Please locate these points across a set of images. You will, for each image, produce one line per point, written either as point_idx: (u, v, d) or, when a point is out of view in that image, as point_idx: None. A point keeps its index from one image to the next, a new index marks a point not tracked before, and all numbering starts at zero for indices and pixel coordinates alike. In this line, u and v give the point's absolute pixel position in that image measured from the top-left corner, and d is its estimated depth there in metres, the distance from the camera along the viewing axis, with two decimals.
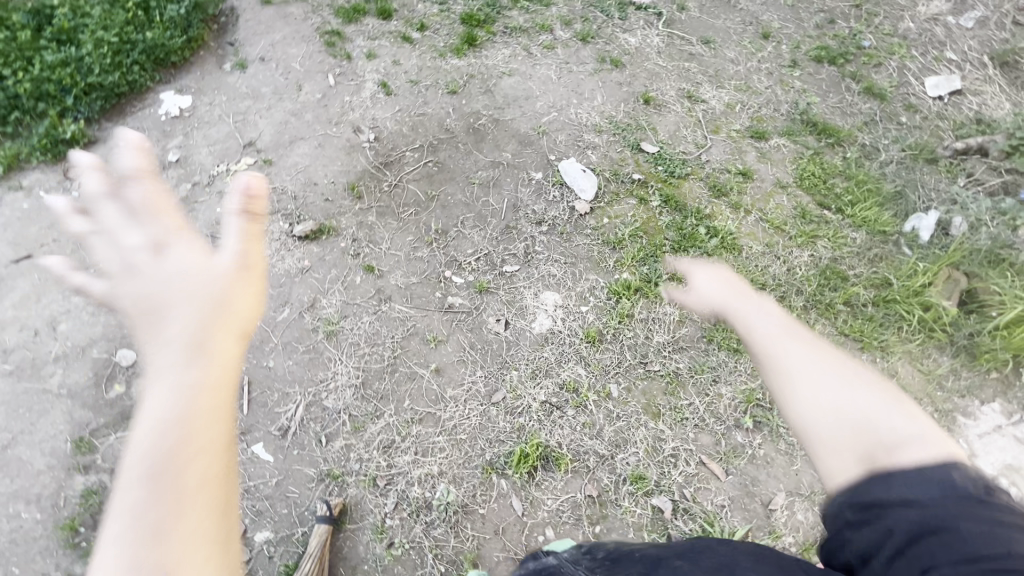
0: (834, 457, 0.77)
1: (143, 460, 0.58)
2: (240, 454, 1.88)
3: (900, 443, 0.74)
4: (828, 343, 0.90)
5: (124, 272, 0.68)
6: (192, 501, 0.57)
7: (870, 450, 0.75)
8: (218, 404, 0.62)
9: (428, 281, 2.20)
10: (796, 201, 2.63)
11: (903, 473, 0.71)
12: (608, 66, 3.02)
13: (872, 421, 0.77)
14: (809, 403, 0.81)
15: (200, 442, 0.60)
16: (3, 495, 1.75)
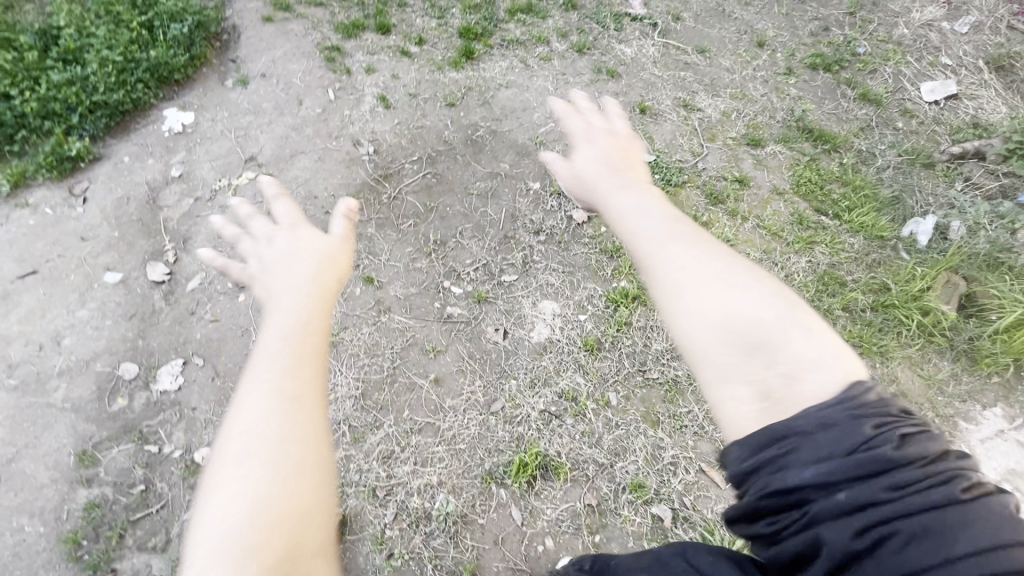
0: (724, 388, 0.73)
1: (259, 444, 0.68)
2: None
3: (794, 370, 0.70)
4: (715, 253, 0.82)
5: (264, 255, 0.94)
6: (307, 476, 0.69)
7: (757, 375, 0.72)
8: (317, 397, 0.75)
9: (427, 292, 2.22)
10: (793, 208, 2.64)
11: (818, 444, 0.64)
12: (605, 76, 3.05)
13: (764, 358, 0.71)
14: (689, 319, 0.76)
15: (306, 425, 0.72)
16: (7, 508, 1.76)
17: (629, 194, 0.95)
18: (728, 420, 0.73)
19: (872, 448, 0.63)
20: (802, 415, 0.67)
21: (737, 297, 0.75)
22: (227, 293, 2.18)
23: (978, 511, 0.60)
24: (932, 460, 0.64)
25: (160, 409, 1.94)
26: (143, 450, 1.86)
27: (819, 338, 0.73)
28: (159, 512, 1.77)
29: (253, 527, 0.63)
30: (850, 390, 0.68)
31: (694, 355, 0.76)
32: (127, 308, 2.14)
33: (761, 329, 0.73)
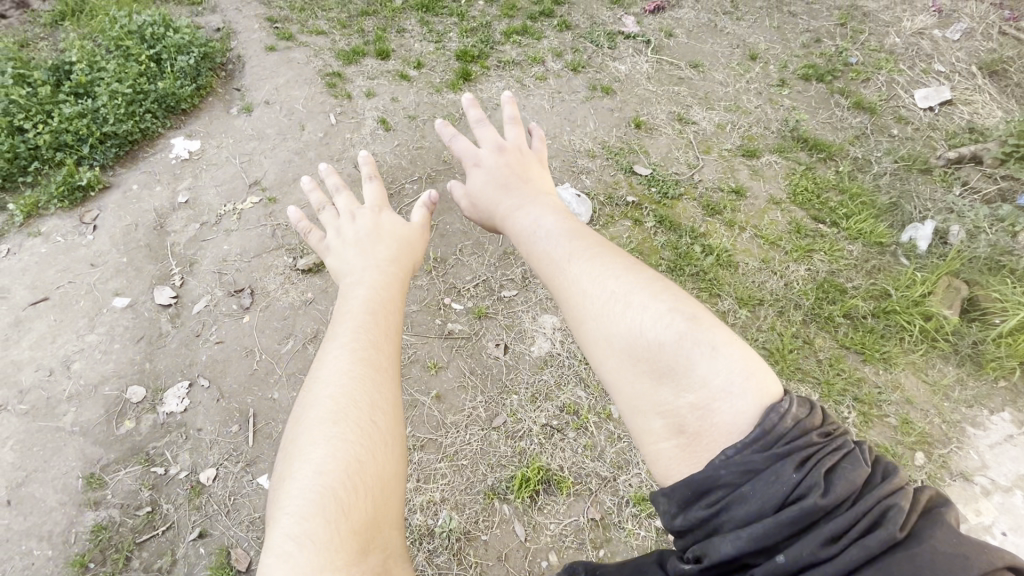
0: (640, 419, 0.92)
1: (349, 419, 0.90)
2: (244, 486, 1.86)
3: (704, 402, 0.85)
4: (621, 274, 1.03)
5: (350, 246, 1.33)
6: (387, 446, 0.91)
7: (660, 403, 0.89)
8: (392, 385, 0.99)
9: (428, 309, 2.25)
10: (790, 216, 2.65)
11: (748, 501, 0.77)
12: (599, 93, 3.11)
13: (672, 380, 0.88)
14: (594, 346, 0.99)
15: (385, 408, 0.94)
16: (16, 532, 1.78)
17: (518, 217, 1.30)
18: (654, 453, 0.90)
19: (799, 496, 0.75)
20: (715, 458, 0.82)
21: (630, 320, 0.95)
22: (233, 315, 2.22)
23: (924, 554, 0.67)
24: (858, 499, 0.75)
25: (166, 431, 1.96)
26: (149, 472, 1.88)
27: (719, 356, 0.87)
28: (164, 533, 1.78)
29: (346, 480, 0.83)
30: (765, 421, 0.80)
31: (612, 386, 0.96)
32: (135, 332, 2.19)
33: (652, 351, 0.91)
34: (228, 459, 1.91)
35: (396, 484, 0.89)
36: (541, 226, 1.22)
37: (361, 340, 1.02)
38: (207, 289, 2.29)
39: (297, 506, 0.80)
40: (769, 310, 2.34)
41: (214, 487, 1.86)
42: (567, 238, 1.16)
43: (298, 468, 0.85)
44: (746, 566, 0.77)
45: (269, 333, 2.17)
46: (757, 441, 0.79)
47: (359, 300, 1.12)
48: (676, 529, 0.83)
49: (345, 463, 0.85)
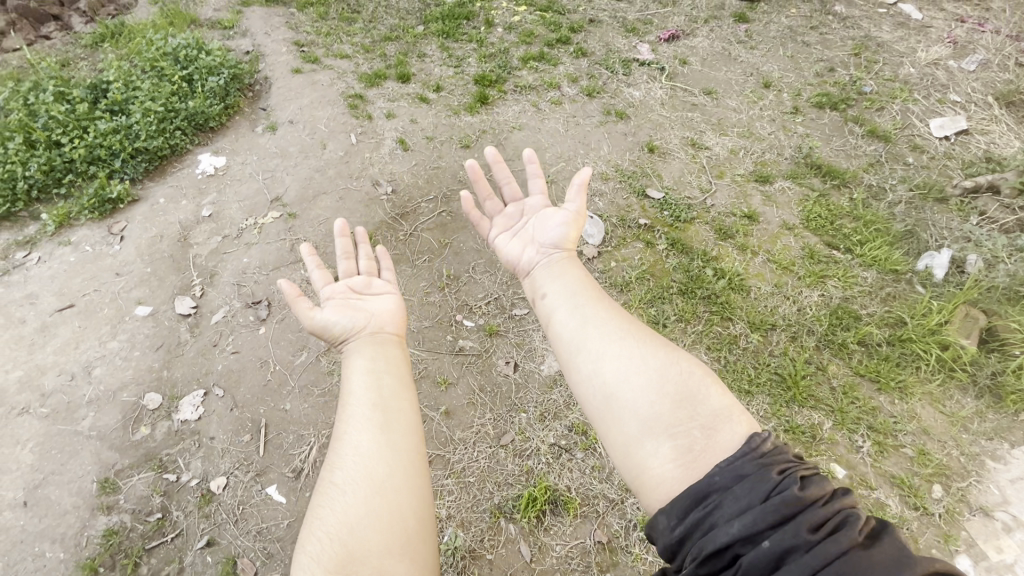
0: (646, 448, 1.04)
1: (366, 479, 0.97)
2: (253, 495, 1.87)
3: (709, 430, 1.02)
4: (634, 329, 1.22)
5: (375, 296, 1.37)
6: (396, 499, 0.96)
7: (671, 427, 1.03)
8: (410, 444, 1.05)
9: (440, 325, 2.28)
10: (803, 242, 2.65)
11: (737, 495, 0.91)
12: (614, 117, 3.18)
13: (672, 414, 1.05)
14: (592, 387, 1.16)
15: (392, 465, 1.00)
16: (30, 534, 1.81)
17: (539, 270, 1.48)
18: (649, 480, 1.02)
19: (780, 490, 0.89)
20: (712, 467, 0.97)
21: (641, 366, 1.12)
22: (249, 326, 2.26)
23: (878, 555, 0.80)
24: (828, 500, 0.89)
25: (180, 438, 2.00)
26: (161, 478, 1.91)
27: (715, 393, 1.09)
28: (173, 540, 1.79)
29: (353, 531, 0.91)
30: (751, 442, 0.99)
31: (613, 423, 1.10)
32: (155, 340, 2.24)
33: (670, 385, 1.08)
34: (239, 467, 1.93)
35: (415, 518, 0.96)
36: (557, 274, 1.44)
37: (377, 395, 1.10)
38: (226, 300, 2.35)
39: (317, 548, 0.91)
40: (781, 334, 2.33)
41: (224, 495, 1.87)
42: (587, 293, 1.36)
43: (321, 516, 0.95)
44: (735, 560, 0.87)
45: (284, 345, 2.21)
46: (747, 454, 0.97)
47: (371, 353, 1.21)
48: (677, 537, 0.94)
49: (366, 510, 0.94)
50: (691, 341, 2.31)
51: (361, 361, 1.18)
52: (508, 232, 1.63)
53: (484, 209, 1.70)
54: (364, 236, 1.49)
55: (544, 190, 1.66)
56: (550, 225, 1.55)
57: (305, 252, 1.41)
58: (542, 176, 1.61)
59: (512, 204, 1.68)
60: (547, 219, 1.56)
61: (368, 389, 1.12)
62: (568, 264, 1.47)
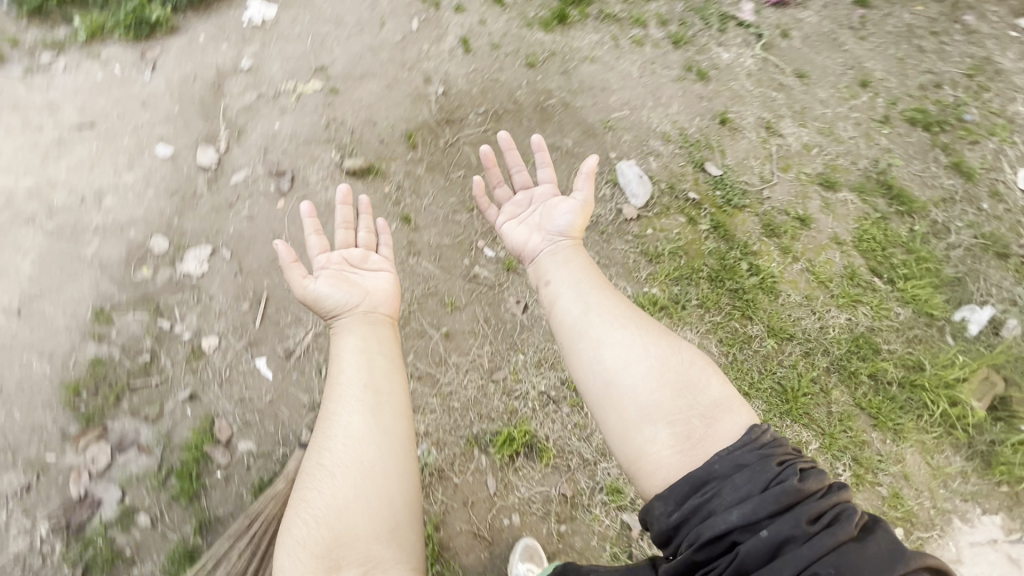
0: (647, 431, 1.21)
1: (353, 467, 1.25)
2: (242, 363, 1.86)
3: (708, 421, 1.20)
4: (636, 325, 1.37)
5: (372, 272, 1.61)
6: (379, 483, 1.24)
7: (669, 416, 1.21)
8: (395, 431, 1.32)
9: (460, 246, 2.20)
10: (848, 260, 2.53)
11: (738, 485, 1.06)
12: (693, 76, 2.92)
13: (667, 402, 1.23)
14: (593, 373, 1.32)
15: (375, 455, 1.27)
16: (21, 342, 1.83)
17: (545, 259, 1.59)
18: (647, 464, 1.19)
19: (780, 481, 1.05)
20: (711, 456, 1.14)
21: (638, 362, 1.29)
22: (268, 196, 2.18)
23: (870, 548, 0.94)
24: (824, 493, 1.04)
25: (179, 288, 1.96)
26: (155, 323, 1.89)
27: (715, 384, 1.28)
28: (157, 385, 1.80)
29: (343, 508, 1.20)
30: (750, 434, 1.16)
31: (615, 409, 1.26)
32: (171, 185, 2.16)
33: (668, 377, 1.26)
34: (233, 332, 1.90)
35: (397, 499, 1.24)
36: (565, 264, 1.56)
37: (366, 379, 1.37)
38: (249, 162, 2.24)
39: (303, 528, 1.20)
40: (796, 347, 2.28)
41: (213, 355, 1.86)
42: (599, 287, 1.49)
43: (309, 499, 1.23)
44: (732, 546, 1.01)
45: (299, 224, 2.14)
46: (745, 445, 1.14)
47: (360, 348, 1.44)
48: (673, 522, 1.08)
49: (355, 492, 1.21)
50: (704, 330, 2.27)
51: (352, 345, 1.44)
52: (516, 219, 1.70)
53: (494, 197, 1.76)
54: (365, 207, 1.70)
55: (553, 178, 1.71)
56: (556, 214, 1.63)
57: (304, 216, 1.57)
58: (552, 166, 1.67)
59: (522, 192, 1.73)
60: (554, 209, 1.64)
61: (357, 384, 1.36)
62: (575, 254, 1.59)
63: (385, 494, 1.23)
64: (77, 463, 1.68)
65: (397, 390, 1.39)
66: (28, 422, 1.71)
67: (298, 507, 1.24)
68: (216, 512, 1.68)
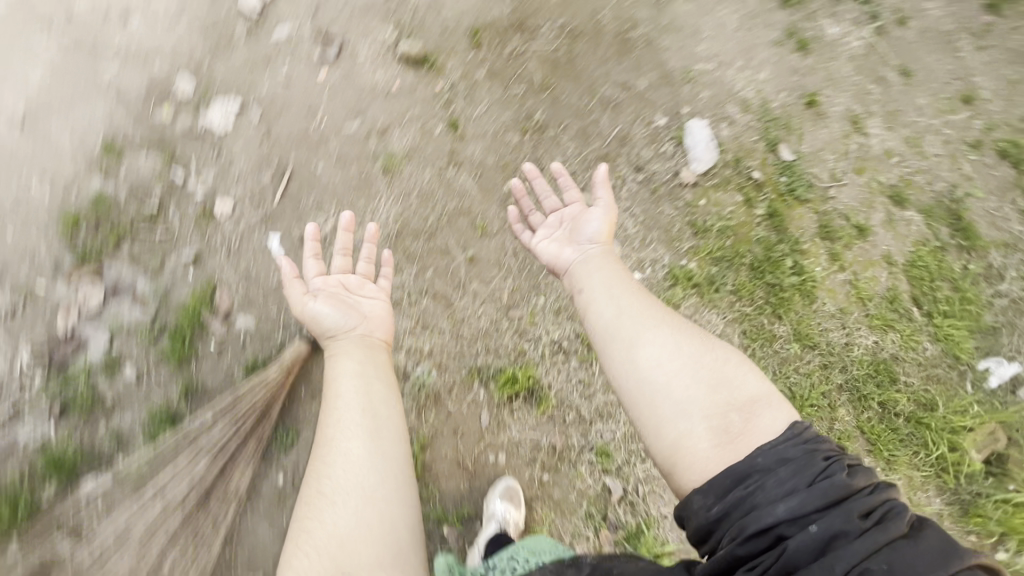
0: (683, 428, 1.16)
1: (355, 491, 1.17)
2: (253, 236, 1.72)
3: (746, 415, 1.15)
4: (669, 324, 1.31)
5: (372, 300, 1.54)
6: (383, 509, 1.17)
7: (705, 410, 1.16)
8: (396, 454, 1.25)
9: (503, 169, 2.05)
10: (893, 282, 2.40)
11: (784, 480, 1.02)
12: (793, 44, 2.62)
13: (702, 399, 1.17)
14: (626, 374, 1.25)
15: (376, 479, 1.20)
16: (21, 156, 1.68)
17: (576, 278, 1.49)
18: (683, 451, 1.14)
19: (827, 476, 1.01)
20: (752, 450, 1.09)
21: (672, 360, 1.23)
22: (310, 62, 1.96)
23: (921, 546, 0.93)
24: (871, 488, 1.02)
25: (199, 139, 1.79)
26: (168, 171, 1.74)
27: (753, 379, 1.22)
28: (161, 238, 1.66)
29: (347, 535, 1.12)
30: (793, 428, 1.12)
31: (647, 406, 1.20)
32: (206, 20, 1.90)
33: (704, 372, 1.21)
34: (249, 202, 1.76)
35: (402, 525, 1.17)
36: (598, 270, 1.46)
37: (365, 402, 1.30)
38: (296, 17, 1.98)
39: (305, 558, 1.11)
40: (816, 357, 2.20)
41: (225, 221, 1.72)
42: (633, 293, 1.40)
43: (310, 528, 1.15)
44: (778, 540, 0.97)
45: (339, 102, 1.94)
46: (789, 439, 1.09)
47: (358, 369, 1.37)
48: (714, 515, 1.04)
49: (360, 519, 1.14)
50: (731, 318, 2.17)
51: (349, 367, 1.37)
52: (548, 238, 1.60)
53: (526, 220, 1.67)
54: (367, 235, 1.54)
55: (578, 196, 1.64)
56: (586, 224, 1.55)
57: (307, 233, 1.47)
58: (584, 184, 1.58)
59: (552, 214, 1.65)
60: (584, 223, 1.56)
61: (355, 406, 1.29)
62: (606, 260, 1.50)
63: (390, 518, 1.16)
64: (66, 299, 1.56)
65: (396, 413, 1.33)
66: (19, 244, 1.59)
67: (297, 539, 1.15)
68: (206, 382, 1.54)
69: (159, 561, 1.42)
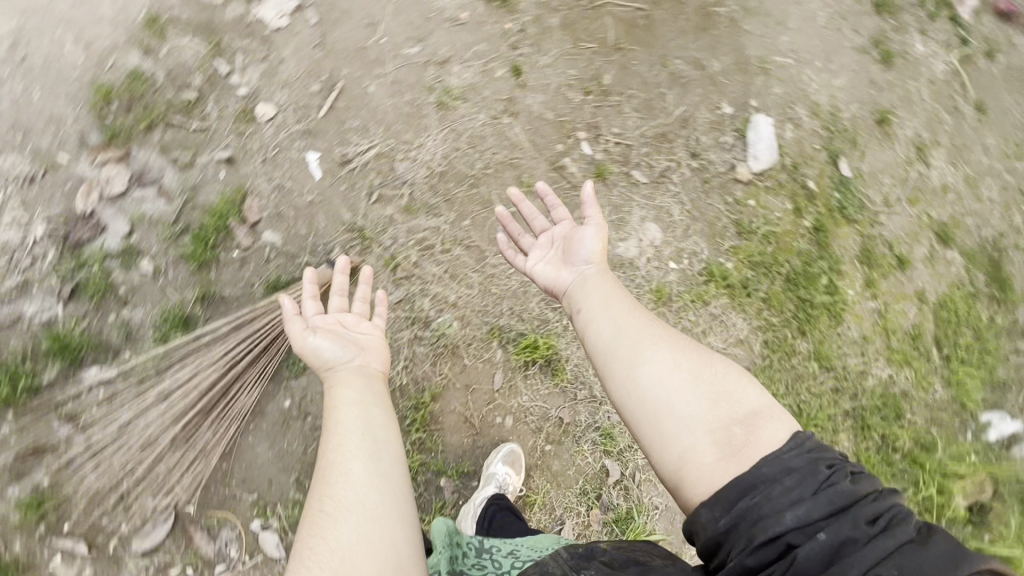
0: (684, 444, 1.03)
1: (358, 508, 1.04)
2: (291, 148, 1.62)
3: (750, 426, 1.03)
4: (667, 337, 1.18)
5: (370, 331, 1.38)
6: (390, 526, 1.04)
7: (707, 424, 1.04)
8: (400, 472, 1.13)
9: (559, 128, 1.94)
10: (921, 320, 2.35)
11: (790, 490, 0.92)
12: (876, 54, 2.48)
13: (704, 412, 1.05)
14: (627, 393, 1.12)
15: (382, 495, 1.07)
16: (57, 14, 1.54)
17: (575, 304, 1.33)
18: (689, 466, 1.02)
19: (831, 484, 0.93)
20: (759, 460, 0.97)
21: (672, 375, 1.10)
22: None
23: (931, 547, 0.85)
24: (876, 494, 0.94)
25: (250, 34, 1.66)
26: (212, 61, 1.61)
27: (755, 389, 1.10)
28: (196, 132, 1.55)
29: (350, 556, 0.98)
30: (797, 436, 1.01)
31: (647, 424, 1.08)
32: None
33: (704, 385, 1.09)
34: (292, 111, 1.64)
35: (409, 545, 1.04)
36: (598, 290, 1.31)
37: (366, 424, 1.16)
38: None
39: None
40: (830, 379, 2.18)
41: (264, 127, 1.61)
42: (632, 311, 1.25)
43: (310, 551, 1.00)
44: (787, 550, 0.88)
45: (402, 22, 1.80)
46: (795, 446, 0.99)
47: (355, 392, 1.23)
48: (723, 527, 0.93)
49: (366, 537, 1.01)
50: (756, 325, 2.11)
51: (348, 394, 1.22)
52: (546, 262, 1.44)
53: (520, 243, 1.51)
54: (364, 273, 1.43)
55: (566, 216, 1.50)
56: (579, 244, 1.40)
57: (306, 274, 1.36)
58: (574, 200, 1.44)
59: (545, 235, 1.49)
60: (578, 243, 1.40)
61: (357, 423, 1.16)
62: (607, 279, 1.35)
63: (398, 536, 1.03)
64: (89, 177, 1.46)
65: (398, 433, 1.20)
66: (45, 109, 1.48)
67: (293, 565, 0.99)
68: (224, 290, 1.47)
69: (152, 470, 1.30)
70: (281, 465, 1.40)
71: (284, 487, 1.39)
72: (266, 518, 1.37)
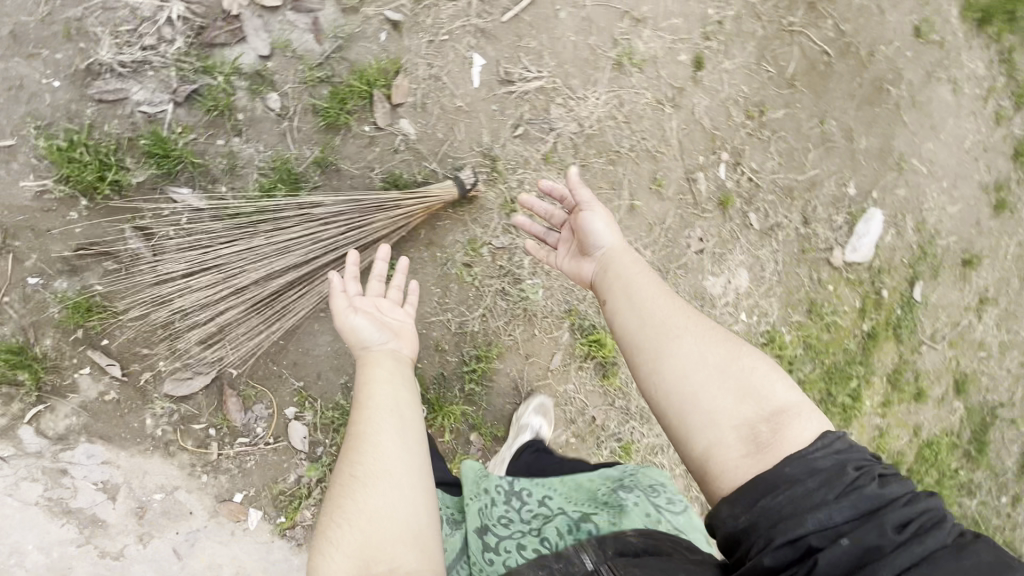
0: (708, 439, 0.88)
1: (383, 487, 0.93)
2: (461, 41, 1.44)
3: (780, 423, 0.87)
4: (692, 318, 0.99)
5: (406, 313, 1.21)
6: (413, 505, 0.93)
7: (733, 419, 0.88)
8: (424, 455, 1.01)
9: (710, 140, 1.83)
10: (912, 453, 2.44)
11: (811, 493, 0.78)
12: (994, 197, 2.35)
13: (731, 405, 0.89)
14: (648, 383, 0.96)
15: (407, 475, 0.96)
16: None
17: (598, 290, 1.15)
18: (716, 462, 0.87)
19: (857, 487, 0.78)
20: (787, 461, 0.82)
21: (697, 364, 0.93)
22: None
23: (971, 556, 0.69)
24: (914, 497, 0.77)
25: None
26: None
27: (785, 380, 0.92)
28: None
29: (372, 536, 0.89)
30: (827, 437, 0.85)
31: (667, 418, 0.93)
32: None
33: (730, 379, 0.91)
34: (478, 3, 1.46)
35: (429, 526, 0.94)
36: (622, 267, 1.12)
37: (394, 403, 1.03)
38: None
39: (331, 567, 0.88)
40: None
41: (444, 6, 1.42)
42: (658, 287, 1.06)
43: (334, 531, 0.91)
44: (808, 555, 0.75)
45: None
46: (824, 447, 0.83)
47: (382, 367, 1.08)
48: (741, 526, 0.80)
49: (404, 515, 0.91)
50: None
51: (380, 371, 1.08)
52: (567, 253, 1.26)
53: (548, 236, 1.32)
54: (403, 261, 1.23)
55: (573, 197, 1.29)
56: (588, 228, 1.18)
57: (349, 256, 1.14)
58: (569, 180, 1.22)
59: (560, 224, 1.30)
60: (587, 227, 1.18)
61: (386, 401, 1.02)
62: (628, 254, 1.14)
63: (421, 518, 0.93)
64: None
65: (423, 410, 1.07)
66: None
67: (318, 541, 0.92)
68: (342, 162, 1.32)
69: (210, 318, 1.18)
70: (335, 364, 1.32)
71: (330, 385, 1.32)
72: (302, 409, 1.30)
